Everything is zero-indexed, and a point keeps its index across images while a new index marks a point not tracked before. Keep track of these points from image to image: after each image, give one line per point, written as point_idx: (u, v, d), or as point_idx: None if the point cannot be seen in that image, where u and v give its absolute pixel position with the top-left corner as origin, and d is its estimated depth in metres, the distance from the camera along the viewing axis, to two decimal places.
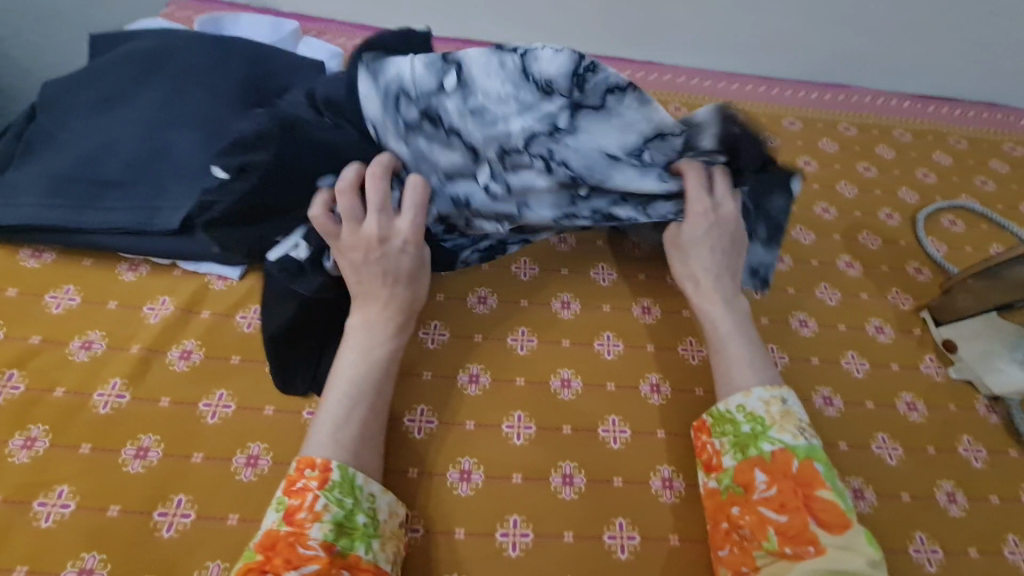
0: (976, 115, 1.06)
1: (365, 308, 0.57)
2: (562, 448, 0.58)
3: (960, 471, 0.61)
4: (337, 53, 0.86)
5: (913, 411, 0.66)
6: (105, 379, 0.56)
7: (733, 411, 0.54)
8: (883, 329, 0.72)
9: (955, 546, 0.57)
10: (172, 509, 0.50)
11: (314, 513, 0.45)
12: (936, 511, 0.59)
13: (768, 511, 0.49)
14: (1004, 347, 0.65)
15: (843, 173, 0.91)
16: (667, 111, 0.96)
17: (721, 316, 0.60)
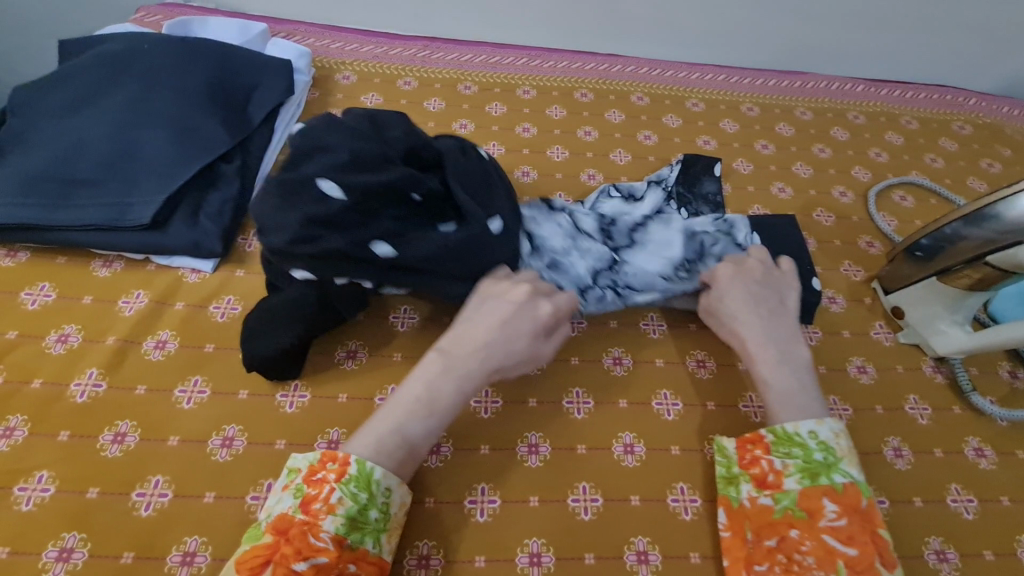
0: (930, 96, 1.09)
1: (456, 336, 0.56)
2: (527, 420, 0.60)
3: (906, 428, 0.65)
4: (304, 53, 0.88)
5: (864, 373, 0.69)
6: (81, 370, 0.58)
7: (804, 436, 0.53)
8: (865, 368, 0.70)
9: (901, 496, 0.60)
10: (150, 489, 0.52)
11: (329, 505, 0.46)
12: (883, 465, 0.62)
13: (835, 540, 0.48)
14: (945, 310, 0.69)
15: (800, 155, 0.95)
16: (630, 101, 0.99)
17: (776, 377, 0.57)
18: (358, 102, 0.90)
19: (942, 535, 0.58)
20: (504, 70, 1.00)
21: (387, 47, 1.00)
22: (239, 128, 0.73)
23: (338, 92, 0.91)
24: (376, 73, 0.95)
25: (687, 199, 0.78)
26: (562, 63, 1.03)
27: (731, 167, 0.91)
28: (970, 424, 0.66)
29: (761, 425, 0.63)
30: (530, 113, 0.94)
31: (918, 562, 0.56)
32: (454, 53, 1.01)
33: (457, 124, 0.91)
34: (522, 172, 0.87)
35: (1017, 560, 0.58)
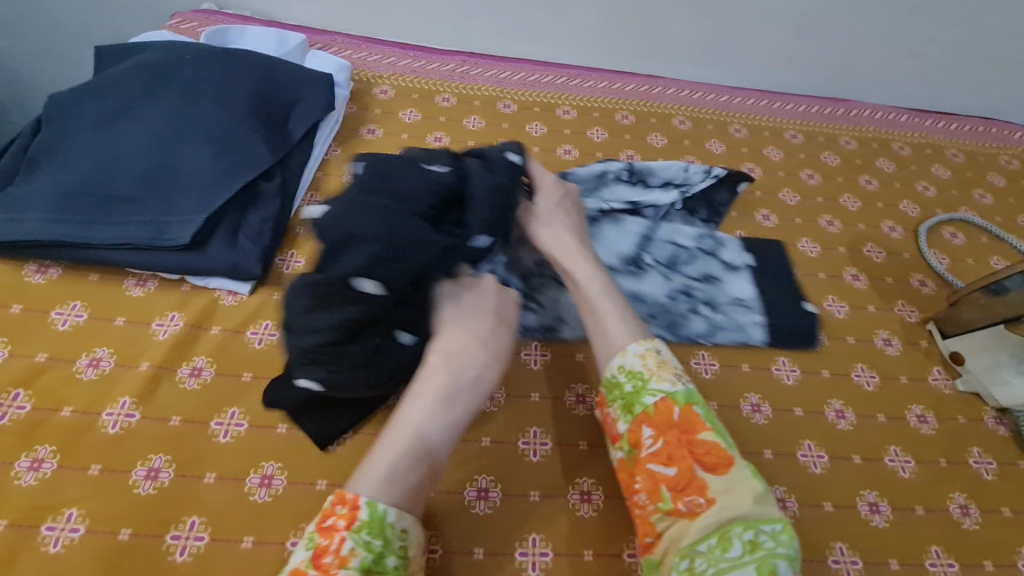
0: (976, 128, 1.07)
1: (452, 336, 0.54)
2: (579, 464, 0.58)
3: (972, 484, 0.62)
4: (344, 66, 0.86)
5: (924, 423, 0.66)
6: (114, 398, 0.55)
7: (614, 375, 0.53)
8: (926, 418, 0.67)
9: (970, 559, 0.57)
10: (185, 531, 0.49)
11: (341, 558, 0.42)
12: (949, 525, 0.59)
13: (657, 467, 0.48)
14: (1010, 359, 0.66)
15: (846, 186, 0.93)
16: (672, 125, 0.97)
17: (591, 278, 0.59)
18: (396, 118, 0.88)
19: None
20: (544, 89, 0.97)
21: (425, 61, 0.97)
22: (279, 144, 0.71)
23: (376, 107, 0.89)
24: (414, 88, 0.93)
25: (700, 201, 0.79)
26: (602, 83, 1.00)
27: (777, 196, 0.88)
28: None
29: (822, 476, 0.60)
30: (571, 134, 0.92)
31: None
32: (492, 69, 0.98)
33: (498, 144, 0.88)
34: None
35: None
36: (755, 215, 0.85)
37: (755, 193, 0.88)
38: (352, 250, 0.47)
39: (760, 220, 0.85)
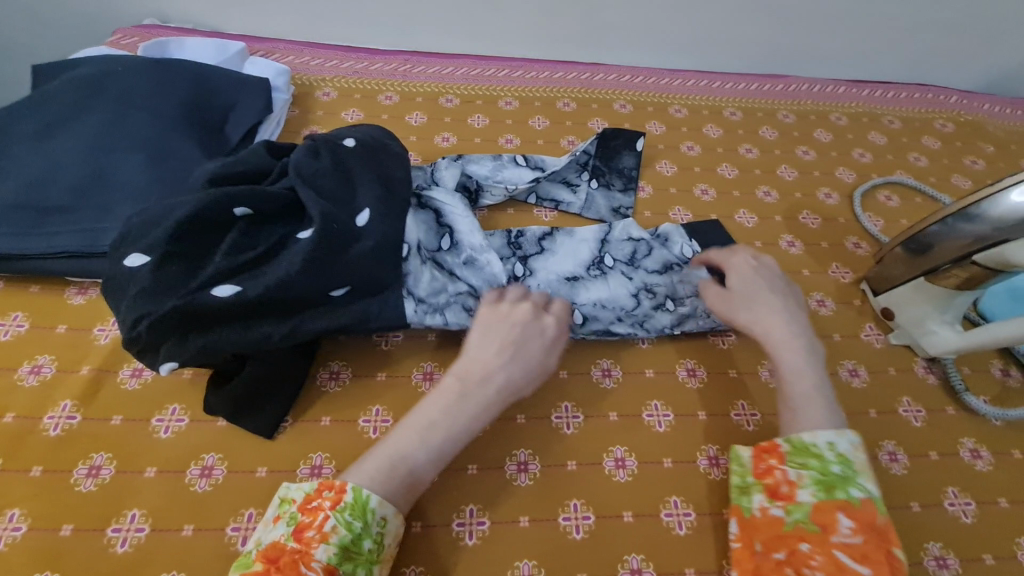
0: (913, 95, 1.09)
1: (472, 360, 0.55)
2: (516, 437, 0.59)
3: (900, 431, 0.64)
4: (282, 71, 0.87)
5: (855, 376, 0.68)
6: (55, 402, 0.56)
7: (820, 447, 0.50)
8: (857, 371, 0.69)
9: (898, 502, 0.59)
10: (126, 524, 0.50)
11: (323, 533, 0.43)
12: (878, 471, 0.61)
13: (846, 556, 0.44)
14: (934, 310, 0.68)
15: (784, 158, 0.95)
16: (613, 110, 0.99)
17: (801, 367, 0.55)
18: (338, 118, 0.90)
19: (941, 540, 0.57)
20: (486, 82, 0.99)
21: (367, 63, 0.99)
22: (215, 149, 0.73)
23: (319, 109, 0.91)
24: (356, 89, 0.94)
25: (600, 172, 0.83)
26: (543, 74, 1.02)
27: (715, 171, 0.91)
28: (965, 426, 0.65)
29: (755, 434, 0.62)
30: (512, 124, 0.94)
31: (919, 570, 0.55)
32: (434, 66, 1.00)
33: (440, 138, 0.90)
34: None
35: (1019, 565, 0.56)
36: (695, 189, 0.88)
37: (693, 169, 0.90)
38: (148, 234, 0.52)
39: (698, 194, 0.87)
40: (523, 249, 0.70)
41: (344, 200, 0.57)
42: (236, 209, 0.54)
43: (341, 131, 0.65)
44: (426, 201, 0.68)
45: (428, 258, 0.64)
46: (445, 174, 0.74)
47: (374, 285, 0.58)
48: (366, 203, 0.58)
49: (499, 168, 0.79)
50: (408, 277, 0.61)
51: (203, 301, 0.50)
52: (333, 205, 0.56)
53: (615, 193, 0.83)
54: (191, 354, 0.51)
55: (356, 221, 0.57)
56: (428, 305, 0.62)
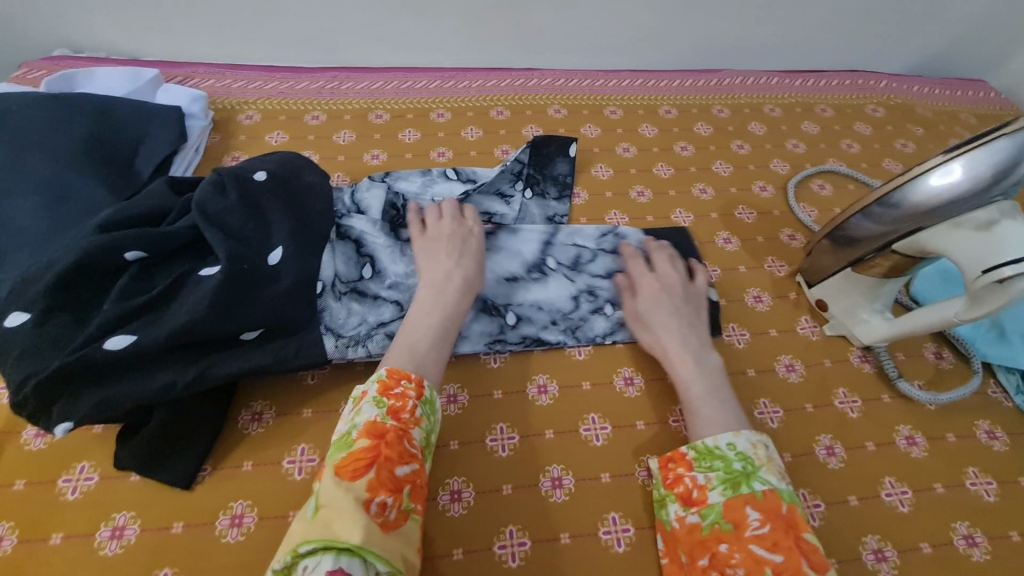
0: (859, 82, 1.11)
1: (434, 269, 0.63)
2: (583, 403, 0.64)
3: (915, 417, 0.64)
4: (197, 96, 0.85)
5: (866, 361, 0.69)
6: (71, 464, 0.55)
7: (723, 448, 0.53)
8: (867, 357, 0.69)
9: (922, 484, 0.59)
10: None
11: (416, 418, 0.50)
12: (898, 457, 0.61)
13: (761, 549, 0.46)
14: (865, 299, 0.66)
15: (775, 151, 0.96)
16: (604, 115, 0.99)
17: (694, 377, 0.60)
18: (331, 141, 0.88)
19: (968, 520, 0.57)
20: (464, 93, 0.99)
21: (294, 81, 0.97)
22: (124, 184, 0.69)
23: (240, 133, 0.88)
24: (344, 109, 0.93)
25: (534, 181, 0.84)
26: (505, 82, 1.02)
27: (710, 169, 0.92)
28: (979, 405, 0.66)
29: (779, 430, 0.63)
30: (506, 135, 0.93)
31: (950, 549, 0.55)
32: (391, 81, 0.99)
33: (404, 133, 0.91)
34: (502, 151, 0.91)
35: None
36: (693, 189, 0.88)
37: (689, 169, 0.91)
38: (29, 291, 0.51)
39: (696, 193, 0.88)
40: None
41: (257, 238, 0.58)
42: (127, 253, 0.54)
43: (251, 162, 0.65)
44: (346, 232, 0.67)
45: (348, 291, 0.64)
46: (366, 196, 0.73)
47: (289, 324, 0.57)
48: (280, 240, 0.59)
49: (428, 182, 0.79)
50: (323, 313, 0.60)
51: (143, 345, 0.50)
52: (245, 246, 0.57)
53: (550, 202, 0.83)
54: (126, 406, 0.50)
55: (270, 260, 0.58)
56: (348, 339, 0.61)
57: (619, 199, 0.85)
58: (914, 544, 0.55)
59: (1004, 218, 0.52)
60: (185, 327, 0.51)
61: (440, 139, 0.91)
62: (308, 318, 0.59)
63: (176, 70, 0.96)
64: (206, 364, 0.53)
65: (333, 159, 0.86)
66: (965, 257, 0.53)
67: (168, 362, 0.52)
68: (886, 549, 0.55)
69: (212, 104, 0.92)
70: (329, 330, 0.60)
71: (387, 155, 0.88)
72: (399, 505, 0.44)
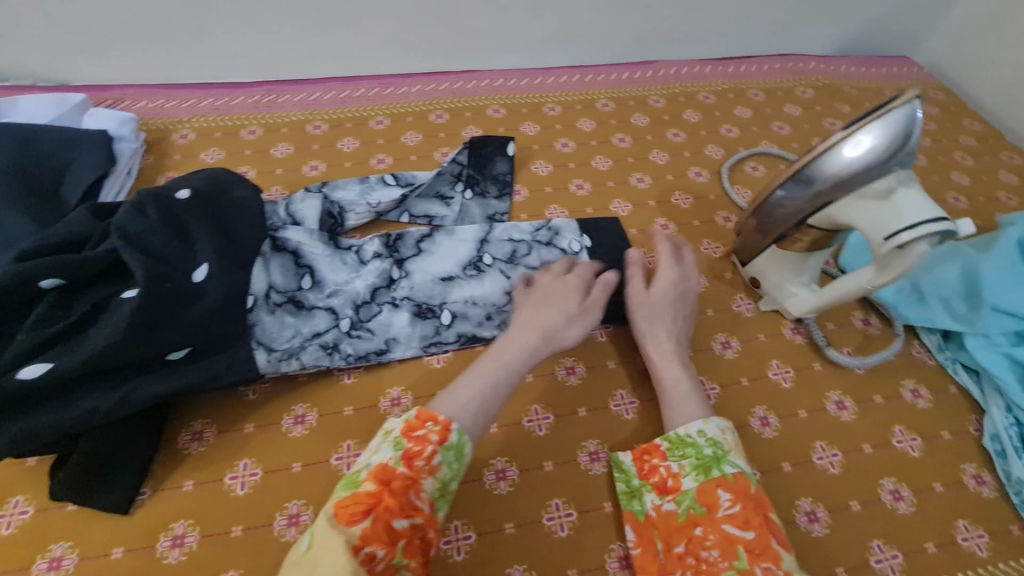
0: (787, 65, 1.15)
1: (525, 315, 0.63)
2: (526, 396, 0.65)
3: (845, 382, 0.67)
4: (127, 118, 0.83)
5: (798, 334, 0.71)
6: (4, 499, 0.54)
7: (694, 435, 0.55)
8: (799, 330, 0.72)
9: (851, 446, 0.62)
10: (241, 471, 0.57)
11: (432, 467, 0.49)
12: (829, 422, 0.63)
13: (733, 528, 0.48)
14: (792, 273, 0.69)
15: (710, 138, 0.99)
16: (542, 112, 1.00)
17: (679, 378, 0.61)
18: (268, 155, 0.88)
19: (894, 476, 0.60)
20: (401, 99, 0.99)
21: (229, 98, 0.97)
22: (49, 212, 0.68)
23: (175, 153, 0.87)
24: (282, 123, 0.93)
25: (475, 180, 0.85)
26: (444, 85, 1.03)
27: (648, 159, 0.94)
28: (905, 368, 0.69)
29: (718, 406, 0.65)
30: (446, 137, 0.94)
31: (877, 506, 0.58)
32: (330, 91, 1.00)
33: (342, 144, 0.91)
34: (441, 154, 0.91)
35: (966, 489, 0.60)
36: (631, 179, 0.91)
37: (627, 160, 0.93)
38: None
39: (634, 182, 0.90)
40: (400, 252, 0.73)
41: (180, 256, 0.58)
42: (43, 281, 0.53)
43: (175, 182, 0.64)
44: (282, 245, 0.69)
45: (284, 303, 0.65)
46: (303, 207, 0.73)
47: (217, 342, 0.58)
48: (205, 257, 0.59)
49: (366, 189, 0.80)
50: (255, 327, 0.62)
51: (62, 373, 0.50)
52: (167, 266, 0.56)
53: (490, 201, 0.84)
54: (47, 438, 0.50)
55: (194, 279, 0.58)
56: (281, 352, 0.62)
57: (559, 194, 0.87)
58: (844, 503, 0.58)
59: (900, 186, 0.55)
60: (102, 353, 0.51)
61: (379, 146, 0.91)
62: (239, 334, 0.60)
63: (103, 94, 0.94)
64: (128, 390, 0.53)
65: (272, 174, 0.85)
66: (873, 225, 0.56)
67: (91, 389, 0.52)
68: (818, 511, 0.57)
69: (143, 126, 0.90)
70: (260, 344, 0.61)
71: (326, 166, 0.88)
72: (390, 559, 0.44)
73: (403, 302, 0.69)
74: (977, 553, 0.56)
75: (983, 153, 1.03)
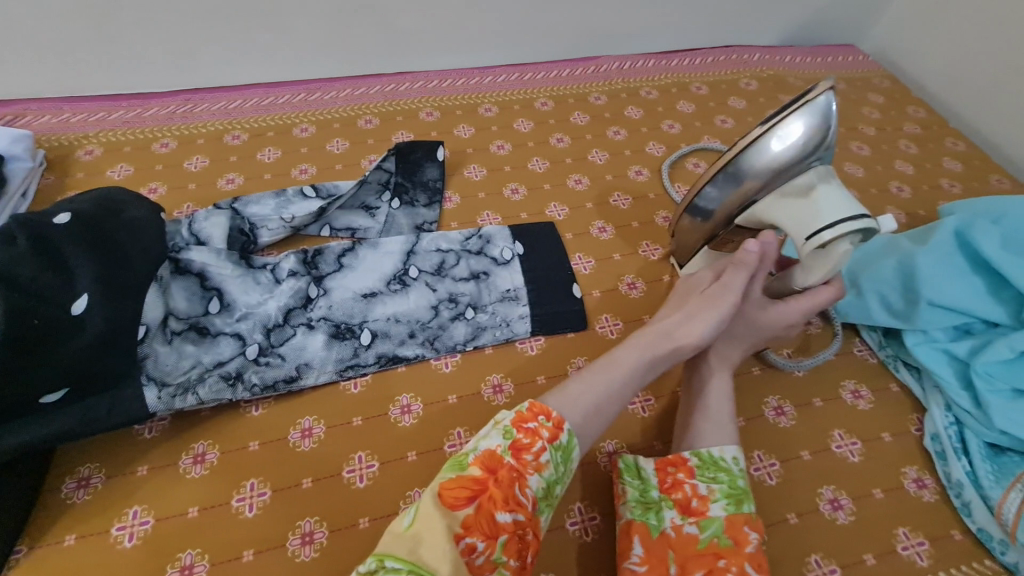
0: (732, 57, 1.13)
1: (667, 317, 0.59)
2: (451, 418, 0.61)
3: (784, 386, 0.64)
4: (22, 135, 0.77)
5: None
6: None
7: (729, 461, 0.52)
8: None
9: (790, 453, 0.59)
10: (130, 521, 0.52)
11: (538, 462, 0.47)
12: (768, 430, 0.61)
13: (753, 569, 0.47)
14: None
15: (651, 134, 0.96)
16: (478, 114, 0.96)
17: (723, 390, 0.58)
18: (181, 169, 0.82)
19: (833, 483, 0.58)
20: (328, 105, 0.94)
21: (142, 109, 0.91)
22: None
23: (79, 171, 0.81)
24: (198, 134, 0.88)
25: (402, 188, 0.80)
26: (374, 89, 0.98)
27: (586, 159, 0.91)
28: (844, 369, 0.67)
29: (649, 419, 0.64)
30: (374, 144, 0.89)
31: (815, 517, 0.55)
32: (252, 99, 0.94)
33: (262, 154, 0.86)
34: (369, 161, 0.87)
35: (906, 494, 0.58)
36: (568, 180, 0.87)
37: (564, 161, 0.90)
38: None
39: (571, 184, 0.86)
40: (319, 269, 0.68)
41: (55, 286, 0.52)
42: None
43: (58, 206, 0.58)
44: (185, 267, 0.64)
45: (183, 331, 0.61)
46: (207, 225, 0.68)
47: (98, 379, 0.54)
48: (84, 287, 0.53)
49: (282, 204, 0.75)
50: (147, 361, 0.57)
51: None
52: (39, 298, 0.50)
53: (418, 209, 0.80)
54: None
55: (73, 311, 0.52)
56: (175, 387, 0.57)
57: (491, 199, 0.83)
58: (781, 516, 0.55)
59: (820, 182, 0.53)
60: None
61: (302, 155, 0.86)
62: (128, 368, 0.55)
63: (2, 109, 0.87)
64: None
65: (184, 190, 0.80)
66: (794, 223, 0.53)
67: None
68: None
69: (45, 142, 0.84)
70: (151, 380, 0.56)
71: (244, 179, 0.83)
72: (490, 553, 0.43)
73: (317, 324, 0.65)
74: (917, 562, 0.54)
75: (927, 141, 1.02)
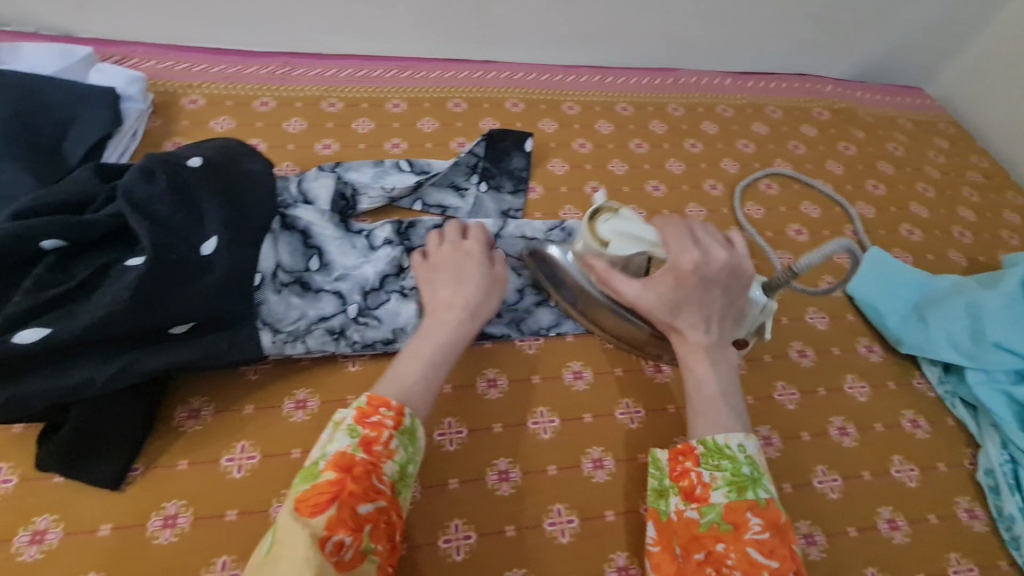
0: (807, 85, 1.15)
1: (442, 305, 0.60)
2: (533, 397, 0.65)
3: (847, 407, 0.67)
4: (137, 78, 0.80)
5: (804, 357, 0.70)
6: None
7: (733, 448, 0.51)
8: (806, 351, 0.70)
9: (851, 471, 0.62)
10: (238, 454, 0.55)
11: (389, 451, 0.47)
12: (831, 447, 0.64)
13: (758, 553, 0.46)
14: None
15: (726, 151, 0.99)
16: (561, 111, 0.99)
17: (710, 378, 0.56)
18: (280, 130, 0.86)
19: (891, 505, 0.61)
20: (418, 84, 0.97)
21: (241, 66, 0.94)
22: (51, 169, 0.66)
23: (183, 118, 0.84)
24: (296, 97, 0.90)
25: (489, 174, 0.83)
26: (462, 74, 1.01)
27: (663, 167, 0.93)
28: (905, 399, 0.70)
29: None
30: (463, 127, 0.92)
31: (872, 533, 0.58)
32: (346, 69, 0.97)
33: (357, 124, 0.89)
34: (458, 144, 0.90)
35: (959, 522, 0.61)
36: (645, 186, 0.90)
37: (643, 166, 0.93)
38: None
39: (649, 190, 0.89)
40: (412, 241, 0.71)
41: (187, 227, 0.55)
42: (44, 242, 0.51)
43: (186, 150, 0.61)
44: (292, 223, 0.65)
45: (292, 284, 0.62)
46: (315, 185, 0.71)
47: (221, 319, 0.56)
48: (213, 230, 0.56)
49: (380, 173, 0.78)
50: (260, 306, 0.59)
51: (57, 338, 0.48)
52: (174, 237, 0.54)
53: (505, 195, 0.83)
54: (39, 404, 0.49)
55: (202, 251, 0.55)
56: (286, 335, 0.60)
57: (572, 196, 0.86)
58: (841, 528, 0.58)
59: None
60: (102, 322, 0.50)
61: (394, 130, 0.89)
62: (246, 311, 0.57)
63: (110, 50, 0.90)
64: (129, 360, 0.52)
65: (284, 151, 0.83)
66: None
67: (88, 356, 0.51)
68: (816, 533, 0.57)
69: (151, 87, 0.87)
70: (265, 325, 0.59)
71: (339, 145, 0.86)
72: (359, 545, 0.42)
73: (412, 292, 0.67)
74: None
75: (989, 190, 1.05)
